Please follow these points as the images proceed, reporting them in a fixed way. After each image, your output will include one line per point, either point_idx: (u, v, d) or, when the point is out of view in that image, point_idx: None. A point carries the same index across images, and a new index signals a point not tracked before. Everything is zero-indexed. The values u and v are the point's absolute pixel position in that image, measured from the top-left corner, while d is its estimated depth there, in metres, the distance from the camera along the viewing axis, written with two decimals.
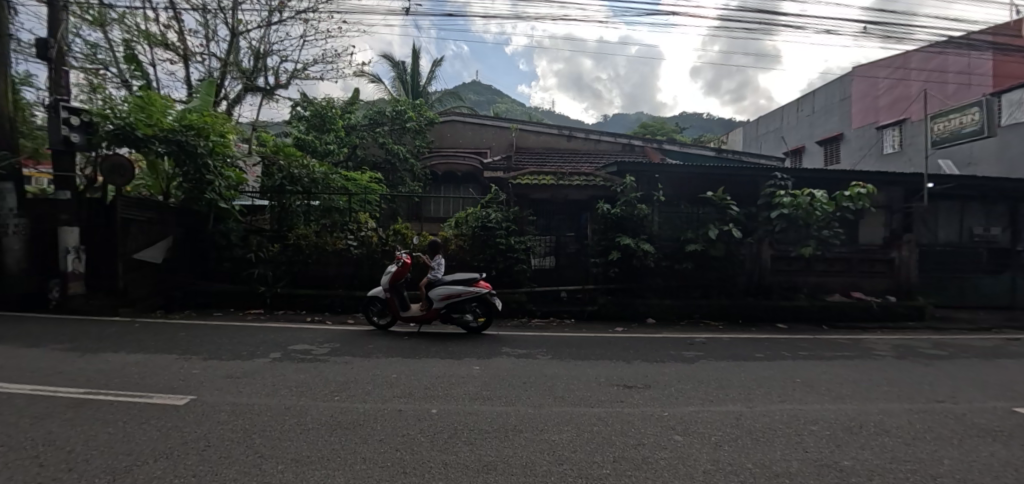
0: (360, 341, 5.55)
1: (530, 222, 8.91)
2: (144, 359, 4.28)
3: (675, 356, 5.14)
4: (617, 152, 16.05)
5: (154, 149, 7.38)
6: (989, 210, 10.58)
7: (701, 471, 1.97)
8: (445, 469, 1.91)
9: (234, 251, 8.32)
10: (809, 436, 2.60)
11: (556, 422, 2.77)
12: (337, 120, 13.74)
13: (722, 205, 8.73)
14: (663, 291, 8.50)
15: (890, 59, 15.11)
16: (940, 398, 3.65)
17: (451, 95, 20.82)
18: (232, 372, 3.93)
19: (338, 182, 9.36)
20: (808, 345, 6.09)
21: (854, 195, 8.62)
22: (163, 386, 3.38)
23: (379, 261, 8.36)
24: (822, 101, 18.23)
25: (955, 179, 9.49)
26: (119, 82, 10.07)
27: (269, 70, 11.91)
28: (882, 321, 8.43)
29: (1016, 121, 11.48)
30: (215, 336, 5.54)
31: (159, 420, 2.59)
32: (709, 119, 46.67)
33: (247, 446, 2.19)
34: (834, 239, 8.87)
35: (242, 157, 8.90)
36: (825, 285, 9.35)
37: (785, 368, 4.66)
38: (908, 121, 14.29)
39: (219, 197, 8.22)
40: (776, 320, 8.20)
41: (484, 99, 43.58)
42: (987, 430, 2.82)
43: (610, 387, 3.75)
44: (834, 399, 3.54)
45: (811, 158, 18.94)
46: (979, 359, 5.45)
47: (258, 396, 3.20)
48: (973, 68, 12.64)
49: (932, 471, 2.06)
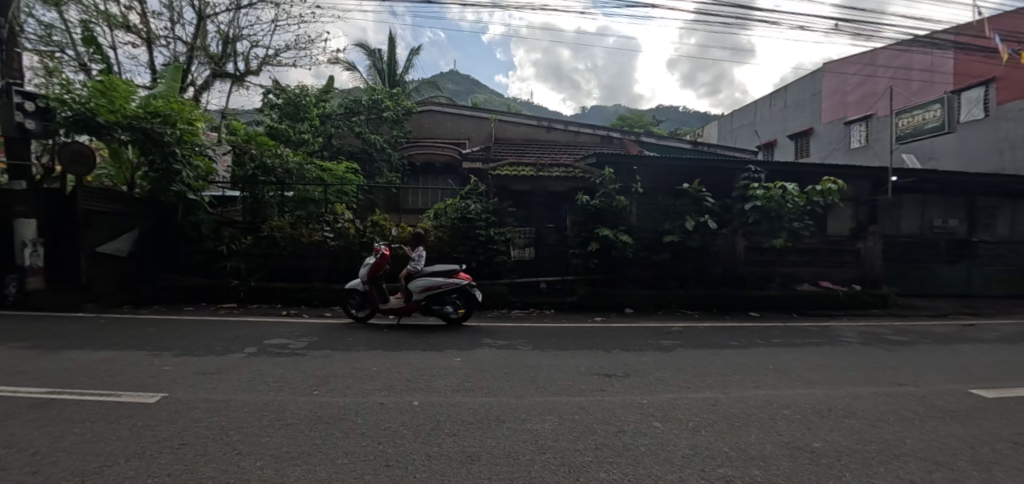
0: (340, 334, 5.47)
1: (509, 213, 8.85)
2: (112, 356, 4.11)
3: (654, 345, 5.28)
4: (596, 144, 16.13)
5: (116, 137, 7.03)
6: (948, 204, 11.09)
7: (680, 456, 2.03)
8: (429, 461, 1.92)
9: (205, 244, 8.05)
10: (782, 419, 2.72)
11: (540, 411, 2.80)
12: (312, 109, 13.27)
13: (698, 197, 8.94)
14: (642, 281, 8.68)
15: (859, 56, 15.65)
16: (902, 381, 3.86)
17: (429, 85, 20.59)
18: (206, 368, 3.80)
19: (314, 173, 9.16)
20: (780, 332, 6.33)
21: (825, 189, 8.93)
22: (133, 384, 3.26)
23: (358, 254, 8.21)
24: (795, 96, 18.70)
25: (918, 173, 9.92)
26: (77, 66, 9.43)
27: (238, 56, 11.44)
28: (849, 309, 8.84)
29: (974, 117, 12.46)
30: (186, 332, 5.34)
31: (129, 419, 2.49)
32: (686, 111, 47.42)
33: (224, 442, 2.14)
34: (804, 230, 9.19)
35: (212, 146, 8.61)
36: (797, 275, 9.68)
37: (757, 355, 4.84)
38: (874, 117, 14.95)
39: (187, 189, 7.89)
40: (750, 309, 8.48)
41: (462, 90, 43.12)
42: (946, 411, 3.00)
43: (591, 376, 3.81)
44: (805, 384, 3.71)
45: (782, 152, 19.43)
46: (938, 344, 5.77)
47: (232, 392, 3.13)
48: (936, 67, 13.23)
49: (898, 451, 2.18)
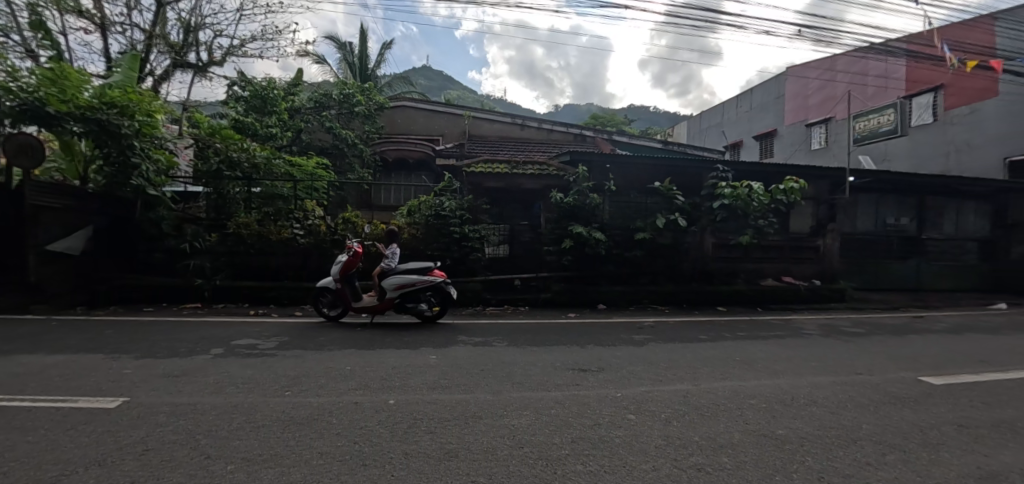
0: (311, 333, 5.34)
1: (484, 211, 8.86)
2: (66, 360, 3.87)
3: (627, 339, 5.41)
4: (570, 142, 16.28)
5: (68, 128, 6.59)
6: (900, 203, 11.78)
7: (654, 446, 2.10)
8: (407, 459, 1.91)
9: (166, 242, 7.78)
10: (749, 409, 2.85)
11: (516, 407, 2.83)
12: (280, 102, 12.80)
13: (669, 195, 9.17)
14: (615, 277, 8.86)
15: (819, 61, 16.40)
16: (858, 371, 4.11)
17: (401, 80, 20.27)
18: (170, 371, 3.64)
19: (282, 168, 8.94)
20: (747, 326, 6.61)
21: (788, 188, 9.31)
22: (91, 389, 3.08)
23: (329, 252, 8.01)
24: (760, 98, 19.43)
25: (873, 174, 10.52)
26: (23, 52, 8.75)
27: (201, 45, 10.91)
28: (809, 302, 9.31)
29: (923, 122, 13.29)
30: (146, 333, 5.07)
31: (88, 425, 2.36)
32: (656, 112, 48.55)
33: (193, 446, 2.06)
34: (769, 228, 9.57)
35: (173, 139, 8.17)
36: (761, 271, 10.10)
37: (725, 348, 5.02)
38: (833, 120, 15.74)
39: (147, 184, 7.48)
40: (717, 304, 8.80)
41: (435, 86, 42.58)
42: (897, 397, 3.22)
43: (566, 371, 3.87)
44: (770, 374, 3.89)
45: (748, 152, 20.18)
46: (891, 335, 6.16)
47: (199, 394, 3.01)
48: (889, 73, 14.05)
49: (855, 435, 2.33)
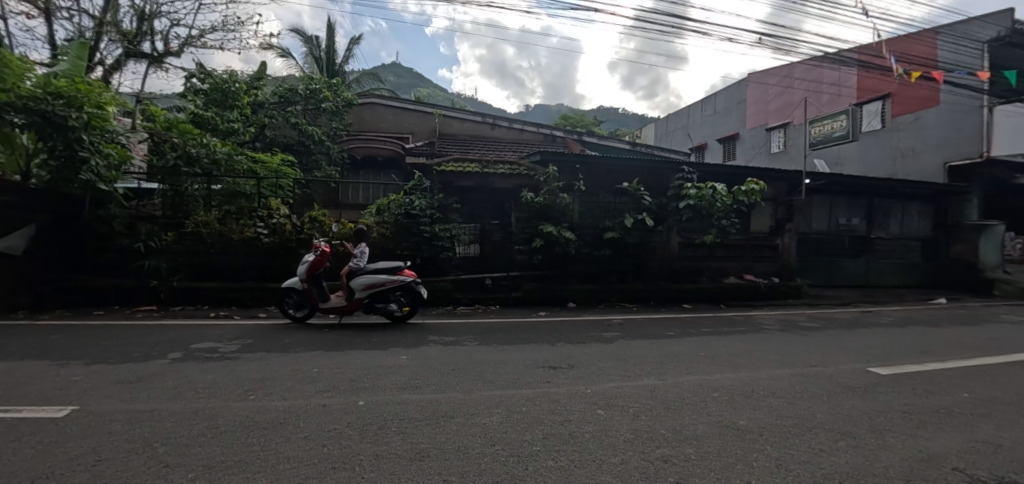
0: (276, 335, 5.19)
1: (455, 210, 8.83)
2: (5, 368, 3.60)
3: (597, 337, 5.54)
4: (541, 142, 16.42)
5: (7, 119, 6.14)
6: (851, 205, 12.55)
7: (623, 440, 2.19)
8: (377, 460, 1.91)
9: (119, 241, 7.35)
10: (712, 401, 2.99)
11: (488, 405, 2.86)
12: (242, 96, 12.25)
13: (637, 195, 9.46)
14: (585, 276, 9.04)
15: (778, 69, 17.24)
16: (812, 363, 4.38)
17: (371, 76, 19.82)
18: (125, 377, 3.45)
19: (245, 164, 8.62)
20: (711, 322, 6.90)
21: (749, 189, 9.73)
22: (37, 398, 2.89)
23: (294, 251, 7.77)
24: (723, 102, 20.19)
25: (826, 177, 11.17)
26: None
27: (156, 34, 10.33)
28: (768, 299, 9.80)
29: (873, 128, 14.39)
30: (97, 338, 4.78)
31: (33, 437, 2.22)
32: (625, 114, 49.62)
33: (150, 455, 1.98)
34: (732, 228, 9.96)
35: (125, 132, 7.79)
36: (724, 269, 10.52)
37: (690, 344, 5.23)
38: (791, 125, 16.62)
39: (97, 179, 6.98)
40: (683, 301, 9.14)
41: (405, 83, 41.86)
42: (847, 386, 3.47)
43: (538, 369, 3.94)
44: (732, 368, 4.09)
45: (712, 155, 20.98)
46: (842, 329, 6.59)
47: (156, 401, 2.88)
48: (843, 82, 14.99)
49: (809, 423, 2.50)
